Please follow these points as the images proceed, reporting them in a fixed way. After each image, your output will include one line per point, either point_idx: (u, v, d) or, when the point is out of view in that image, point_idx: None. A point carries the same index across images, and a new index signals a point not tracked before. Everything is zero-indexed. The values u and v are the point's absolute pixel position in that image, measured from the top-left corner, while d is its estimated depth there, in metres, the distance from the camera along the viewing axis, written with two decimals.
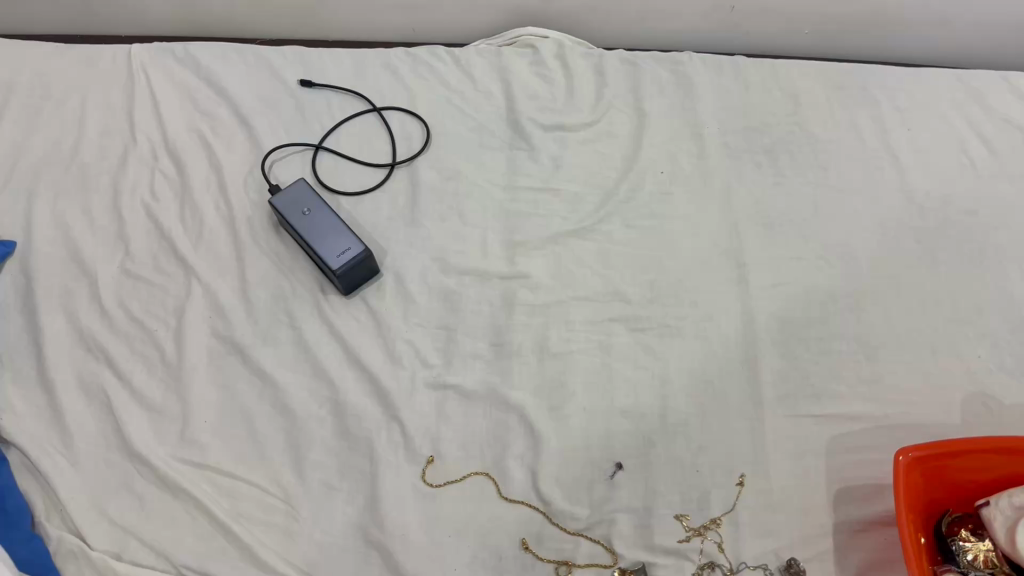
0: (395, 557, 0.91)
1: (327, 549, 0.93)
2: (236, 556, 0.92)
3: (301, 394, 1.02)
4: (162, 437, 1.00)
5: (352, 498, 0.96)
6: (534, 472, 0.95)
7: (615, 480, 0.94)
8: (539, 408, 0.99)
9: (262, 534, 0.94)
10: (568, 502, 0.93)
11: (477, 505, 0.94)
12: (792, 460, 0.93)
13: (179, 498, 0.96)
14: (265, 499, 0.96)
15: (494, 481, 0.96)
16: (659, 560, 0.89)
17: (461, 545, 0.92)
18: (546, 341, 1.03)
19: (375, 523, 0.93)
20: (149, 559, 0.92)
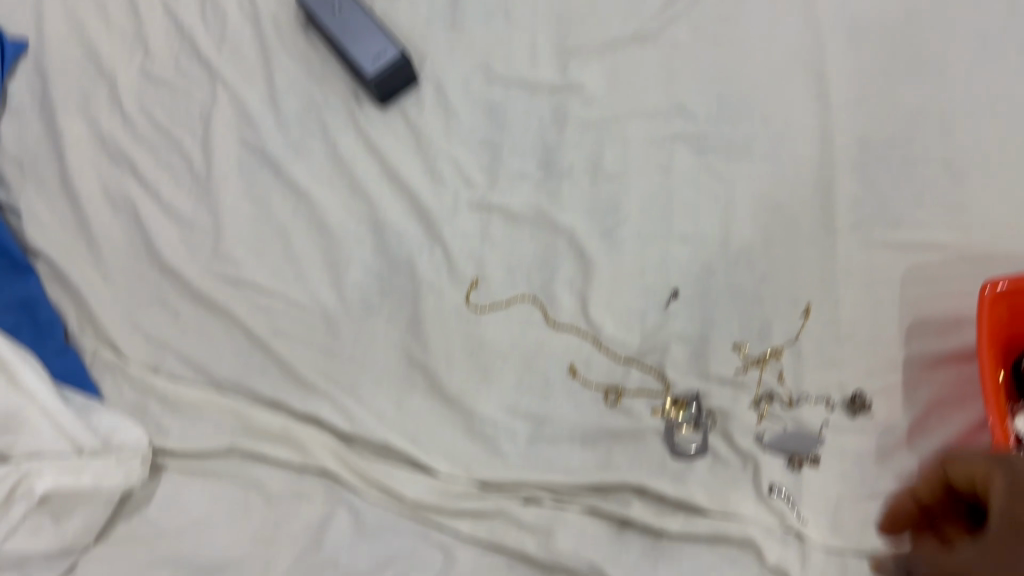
0: (439, 379, 0.88)
1: (368, 369, 0.90)
2: (274, 372, 0.91)
3: (337, 210, 0.96)
4: (194, 251, 0.96)
5: (393, 318, 0.92)
6: (584, 298, 0.90)
7: (671, 309, 0.89)
8: (591, 231, 0.92)
9: (301, 351, 0.91)
10: (619, 330, 0.89)
11: (524, 329, 0.90)
12: (863, 291, 0.87)
13: (214, 314, 0.94)
14: (304, 317, 0.92)
15: (542, 305, 0.91)
16: (714, 389, 0.85)
17: (506, 369, 0.88)
18: (601, 161, 0.95)
19: (417, 344, 0.90)
20: (186, 373, 0.92)
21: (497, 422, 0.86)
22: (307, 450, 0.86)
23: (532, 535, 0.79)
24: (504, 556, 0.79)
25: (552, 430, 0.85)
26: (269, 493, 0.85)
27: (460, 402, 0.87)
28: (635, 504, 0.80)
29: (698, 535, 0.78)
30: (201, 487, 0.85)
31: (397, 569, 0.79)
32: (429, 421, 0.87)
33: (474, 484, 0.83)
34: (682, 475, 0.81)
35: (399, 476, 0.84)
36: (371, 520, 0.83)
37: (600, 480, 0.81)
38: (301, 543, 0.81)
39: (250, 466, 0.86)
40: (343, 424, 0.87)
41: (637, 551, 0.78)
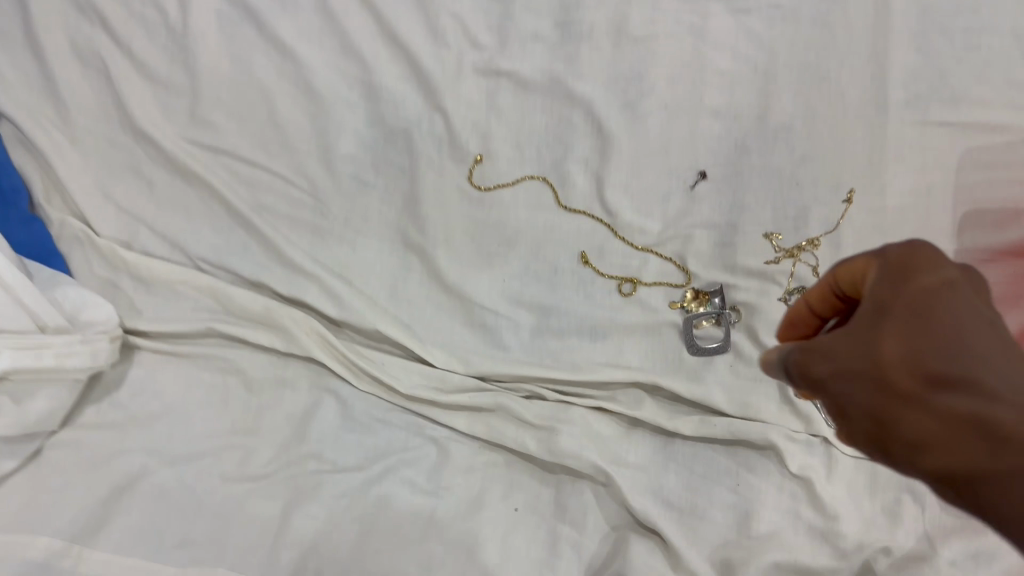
0: (437, 264, 0.81)
1: (360, 251, 0.83)
2: (257, 252, 0.83)
3: (326, 72, 0.84)
4: (168, 113, 0.86)
5: (387, 197, 0.83)
6: (601, 178, 0.81)
7: (696, 191, 0.79)
8: (611, 103, 0.81)
9: (289, 230, 0.84)
10: (638, 215, 0.80)
11: (531, 211, 0.81)
12: (913, 176, 0.78)
13: (192, 183, 0.86)
14: (290, 192, 0.84)
15: (552, 187, 0.82)
16: (741, 284, 0.77)
17: (510, 254, 0.81)
18: (626, 21, 0.81)
19: (414, 226, 0.82)
20: (162, 249, 0.85)
21: (499, 312, 0.79)
22: (289, 334, 0.77)
23: (531, 432, 0.72)
24: (501, 454, 0.73)
25: (558, 321, 0.78)
26: (250, 379, 0.78)
27: (458, 289, 0.80)
28: (647, 404, 0.73)
29: (715, 439, 0.71)
30: (177, 371, 0.79)
31: (385, 465, 0.73)
32: (425, 309, 0.80)
33: (472, 377, 0.76)
34: (699, 374, 0.74)
35: (390, 366, 0.77)
36: (360, 408, 0.76)
37: (610, 377, 0.74)
38: (284, 434, 0.75)
39: (228, 348, 0.79)
40: (332, 309, 0.79)
41: (646, 453, 0.71)
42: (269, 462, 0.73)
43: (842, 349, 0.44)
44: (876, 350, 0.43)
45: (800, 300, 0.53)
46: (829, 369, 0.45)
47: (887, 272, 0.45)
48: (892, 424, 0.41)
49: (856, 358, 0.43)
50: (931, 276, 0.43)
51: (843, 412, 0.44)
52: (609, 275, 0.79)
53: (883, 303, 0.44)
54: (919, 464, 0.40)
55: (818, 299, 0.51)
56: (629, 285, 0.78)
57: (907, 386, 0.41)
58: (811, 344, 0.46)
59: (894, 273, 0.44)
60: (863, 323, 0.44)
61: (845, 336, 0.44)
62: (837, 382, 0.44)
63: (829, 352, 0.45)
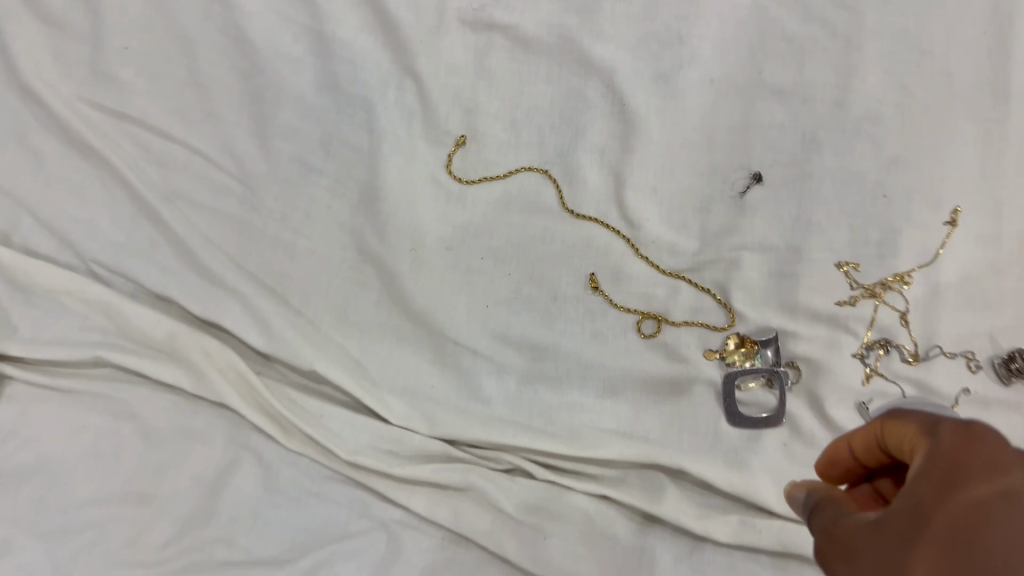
0: (400, 281, 0.62)
1: (300, 259, 0.63)
2: (167, 254, 0.64)
3: (268, 18, 0.65)
4: (65, 64, 0.65)
5: (338, 190, 0.64)
6: (620, 175, 0.61)
7: (747, 201, 0.59)
8: (643, 72, 0.62)
9: (209, 227, 0.64)
10: (667, 228, 0.60)
11: (526, 217, 0.62)
12: None
13: (90, 159, 0.65)
14: (214, 176, 0.65)
15: (557, 184, 0.63)
16: (801, 330, 0.57)
17: (496, 272, 0.62)
18: None
19: (373, 229, 0.63)
20: (47, 246, 0.64)
21: (479, 352, 0.60)
22: (201, 375, 0.60)
23: (511, 529, 0.54)
24: (471, 549, 0.55)
25: (554, 368, 0.59)
26: (149, 429, 0.60)
27: (426, 317, 0.61)
28: (669, 496, 0.54)
29: (759, 548, 0.53)
30: (57, 412, 0.60)
31: (316, 559, 0.55)
32: (382, 341, 0.61)
33: (437, 442, 0.58)
34: (740, 457, 0.54)
35: (332, 421, 0.59)
36: (286, 479, 0.59)
37: (620, 456, 0.55)
38: (189, 504, 0.57)
39: (124, 385, 0.62)
40: (259, 340, 0.60)
41: (666, 562, 0.52)
42: (167, 542, 0.56)
43: (865, 542, 0.37)
44: (902, 558, 0.35)
45: (841, 443, 0.44)
46: (850, 570, 0.37)
47: (936, 471, 0.35)
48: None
49: (879, 570, 0.35)
50: (984, 487, 0.34)
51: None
52: (627, 308, 0.59)
53: (921, 511, 0.35)
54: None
55: (861, 447, 0.43)
56: (653, 325, 0.59)
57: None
58: (840, 534, 0.38)
59: (939, 474, 0.35)
60: (893, 526, 0.36)
61: (871, 532, 0.37)
62: (845, 563, 0.37)
63: (848, 554, 0.37)
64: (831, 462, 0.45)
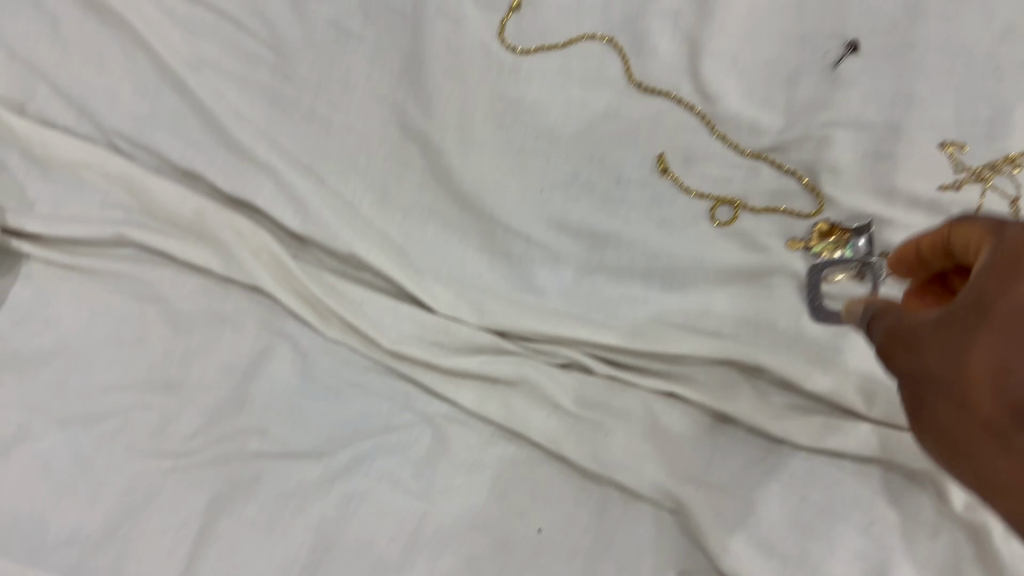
0: (445, 161, 0.56)
1: (337, 135, 0.57)
2: (194, 128, 0.59)
3: None
4: None
5: (378, 58, 0.57)
6: (697, 44, 0.54)
7: (840, 72, 0.52)
8: None
9: (238, 98, 0.58)
10: (748, 103, 0.54)
11: (586, 90, 0.55)
12: None
13: (107, 22, 0.59)
14: (242, 41, 0.58)
15: (623, 53, 0.55)
16: (898, 218, 0.51)
17: (552, 152, 0.55)
18: None
19: (416, 103, 0.56)
20: (68, 118, 0.60)
21: (532, 240, 0.55)
22: (233, 257, 0.56)
23: (569, 423, 0.49)
24: (523, 446, 0.51)
25: (616, 257, 0.54)
26: (176, 312, 0.56)
27: (474, 200, 0.55)
28: (743, 394, 0.49)
29: (843, 452, 0.48)
30: (76, 293, 0.56)
31: (355, 453, 0.51)
32: (428, 226, 0.56)
33: (486, 332, 0.53)
34: (823, 356, 0.49)
35: (373, 308, 0.54)
36: (325, 368, 0.54)
37: (690, 350, 0.50)
38: (219, 391, 0.53)
39: (148, 267, 0.57)
40: (294, 220, 0.56)
41: (738, 467, 0.48)
42: (195, 432, 0.52)
43: (926, 335, 0.30)
44: (960, 347, 0.28)
45: (909, 243, 0.37)
46: (909, 365, 0.31)
47: (1005, 258, 0.28)
48: (969, 451, 0.27)
49: (937, 359, 0.29)
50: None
51: (916, 415, 0.30)
52: (701, 194, 0.53)
53: (984, 298, 0.28)
54: (983, 486, 0.27)
55: (931, 248, 0.35)
56: (731, 213, 0.53)
57: (988, 412, 0.26)
58: (902, 329, 0.32)
59: (997, 263, 0.28)
60: (954, 315, 0.29)
61: (931, 324, 0.30)
62: (905, 357, 0.31)
63: (900, 343, 0.32)
64: (900, 263, 0.38)
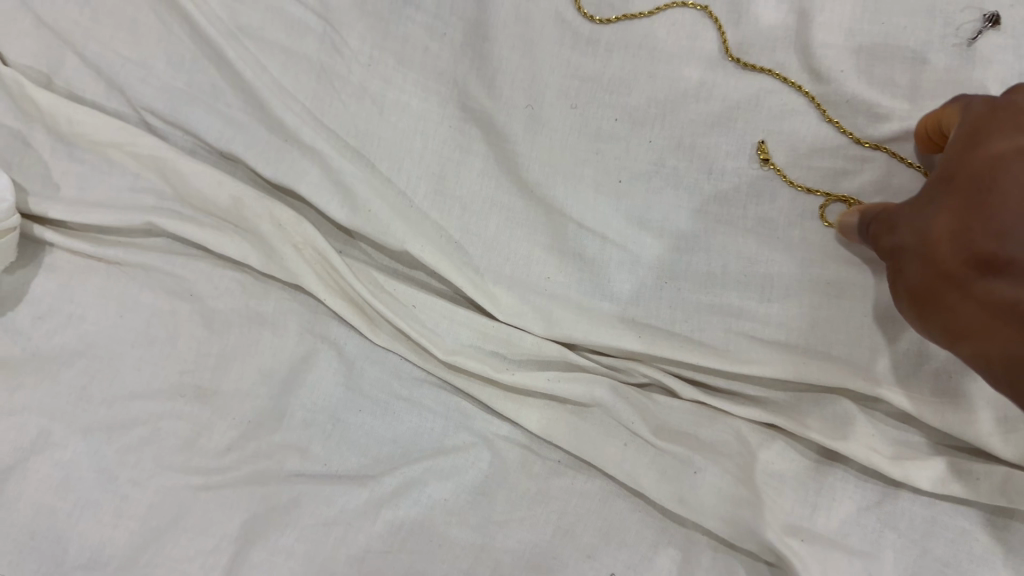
0: (510, 146, 0.50)
1: (389, 115, 0.51)
2: (234, 105, 0.53)
3: None
4: None
5: (437, 28, 0.51)
6: (805, 12, 0.47)
7: (975, 50, 0.45)
8: None
9: (281, 71, 0.52)
10: (866, 83, 0.46)
11: (673, 67, 0.48)
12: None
13: None
14: (286, 7, 0.52)
15: (719, 25, 0.48)
16: None
17: (633, 137, 0.48)
18: None
19: (480, 81, 0.50)
20: (96, 91, 0.54)
21: (608, 239, 0.48)
22: (272, 251, 0.50)
23: (650, 455, 0.43)
24: (594, 477, 0.45)
25: (707, 260, 0.47)
26: (211, 311, 0.50)
27: (542, 192, 0.49)
28: (858, 429, 0.42)
29: (972, 500, 0.41)
30: (102, 285, 0.51)
31: (407, 476, 0.45)
32: (490, 221, 0.50)
33: (554, 344, 0.47)
34: (953, 387, 0.42)
35: (426, 313, 0.48)
36: (372, 377, 0.49)
37: (796, 375, 0.44)
38: (257, 400, 0.48)
39: (180, 259, 0.52)
40: (341, 213, 0.50)
41: (847, 513, 0.41)
42: (228, 447, 0.47)
43: (901, 215, 0.39)
44: (929, 218, 0.37)
45: (922, 125, 0.43)
46: (889, 239, 0.40)
47: (966, 138, 0.37)
48: (933, 303, 0.36)
49: (910, 231, 0.38)
50: (1006, 142, 0.34)
51: (890, 282, 0.39)
52: (809, 189, 0.46)
53: (951, 172, 0.36)
54: (949, 333, 0.35)
55: (934, 128, 0.42)
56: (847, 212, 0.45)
57: (947, 265, 0.35)
58: (885, 213, 0.40)
59: (970, 143, 0.36)
60: (926, 194, 0.38)
61: (906, 206, 0.39)
62: (883, 234, 0.40)
63: (893, 228, 0.39)
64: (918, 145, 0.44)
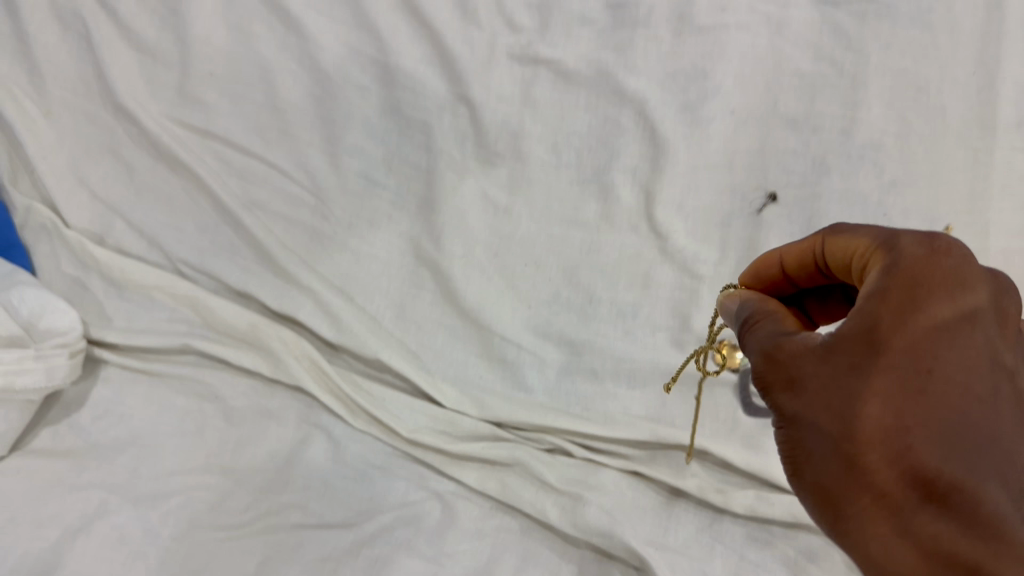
0: (453, 282, 0.69)
1: (365, 263, 0.71)
2: (247, 256, 0.72)
3: (337, 48, 0.72)
4: (156, 87, 0.75)
5: (400, 202, 0.72)
6: (651, 193, 0.69)
7: (764, 217, 0.67)
8: (667, 104, 0.69)
9: (283, 233, 0.72)
10: (693, 239, 0.68)
11: (565, 228, 0.70)
12: (1019, 214, 0.66)
13: (176, 173, 0.74)
14: (289, 188, 0.73)
15: (581, 225, 0.69)
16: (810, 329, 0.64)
17: (539, 276, 0.69)
18: (691, 8, 0.70)
19: (429, 236, 0.71)
20: (139, 247, 0.73)
21: (522, 346, 0.68)
22: (279, 360, 0.68)
23: (554, 496, 0.61)
24: (517, 517, 0.63)
25: (588, 361, 0.67)
26: (231, 409, 0.68)
27: (476, 314, 0.69)
28: (692, 473, 0.62)
29: (772, 519, 0.60)
30: (147, 392, 0.68)
31: (380, 524, 0.62)
32: (437, 336, 0.70)
33: (486, 424, 0.65)
34: (756, 442, 0.62)
35: (393, 403, 0.67)
36: (355, 453, 0.66)
37: (651, 437, 0.63)
38: (268, 472, 0.65)
39: (210, 371, 0.69)
40: (329, 330, 0.69)
41: (690, 532, 0.60)
42: (246, 508, 0.63)
43: (813, 381, 0.39)
44: (853, 402, 0.38)
45: (776, 253, 0.49)
46: (802, 406, 0.40)
47: (896, 290, 0.38)
48: (859, 523, 0.37)
49: (830, 410, 0.39)
50: (947, 308, 0.37)
51: (801, 471, 0.39)
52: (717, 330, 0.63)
53: (877, 338, 0.38)
54: (868, 550, 0.37)
55: (789, 258, 0.48)
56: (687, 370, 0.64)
57: (880, 473, 0.37)
58: (788, 361, 0.41)
59: (899, 302, 0.37)
60: (841, 365, 0.39)
61: (817, 367, 0.39)
62: (787, 397, 0.40)
63: (807, 397, 0.39)
64: (760, 275, 0.51)
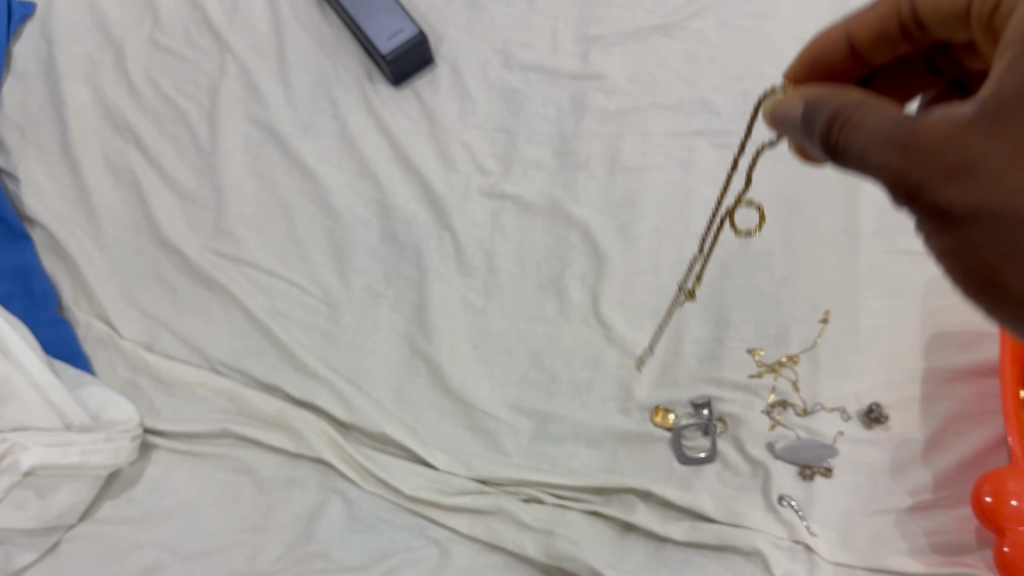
0: (442, 369, 0.85)
1: (370, 357, 0.88)
2: (274, 357, 0.88)
3: (346, 192, 0.93)
4: (195, 226, 0.93)
5: (397, 307, 0.89)
6: (597, 294, 0.87)
7: (685, 310, 0.86)
8: (605, 226, 0.90)
9: (302, 336, 0.88)
10: (631, 328, 0.86)
11: (531, 323, 0.87)
12: (883, 300, 0.84)
13: (213, 292, 0.91)
14: (305, 300, 0.90)
15: (544, 320, 0.87)
16: (726, 395, 0.82)
17: (511, 362, 0.86)
18: (618, 153, 0.92)
19: (421, 334, 0.87)
20: (182, 352, 0.88)
21: (500, 417, 0.84)
22: (302, 438, 0.83)
23: (529, 534, 0.76)
24: (499, 555, 0.77)
25: (554, 427, 0.83)
26: (261, 479, 0.82)
27: (461, 394, 0.84)
28: (640, 510, 0.77)
29: (704, 543, 0.75)
30: (191, 468, 0.83)
31: (388, 565, 0.76)
32: (429, 414, 0.85)
33: (473, 481, 0.80)
34: (690, 483, 0.78)
35: (395, 469, 0.82)
36: (366, 511, 0.80)
37: (605, 481, 0.78)
38: (292, 531, 0.79)
39: (243, 449, 0.84)
40: (342, 412, 0.84)
41: (639, 559, 0.75)
42: (277, 558, 0.77)
43: (989, 163, 0.37)
44: None
45: (842, 34, 0.60)
46: (987, 187, 0.37)
47: None
48: None
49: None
50: None
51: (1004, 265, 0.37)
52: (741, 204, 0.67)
53: None
54: None
55: (863, 31, 0.59)
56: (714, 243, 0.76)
57: None
58: (950, 141, 0.38)
59: None
60: (1023, 136, 0.36)
61: (991, 143, 0.37)
62: (956, 191, 0.38)
63: (999, 177, 0.37)
64: (817, 63, 0.62)
